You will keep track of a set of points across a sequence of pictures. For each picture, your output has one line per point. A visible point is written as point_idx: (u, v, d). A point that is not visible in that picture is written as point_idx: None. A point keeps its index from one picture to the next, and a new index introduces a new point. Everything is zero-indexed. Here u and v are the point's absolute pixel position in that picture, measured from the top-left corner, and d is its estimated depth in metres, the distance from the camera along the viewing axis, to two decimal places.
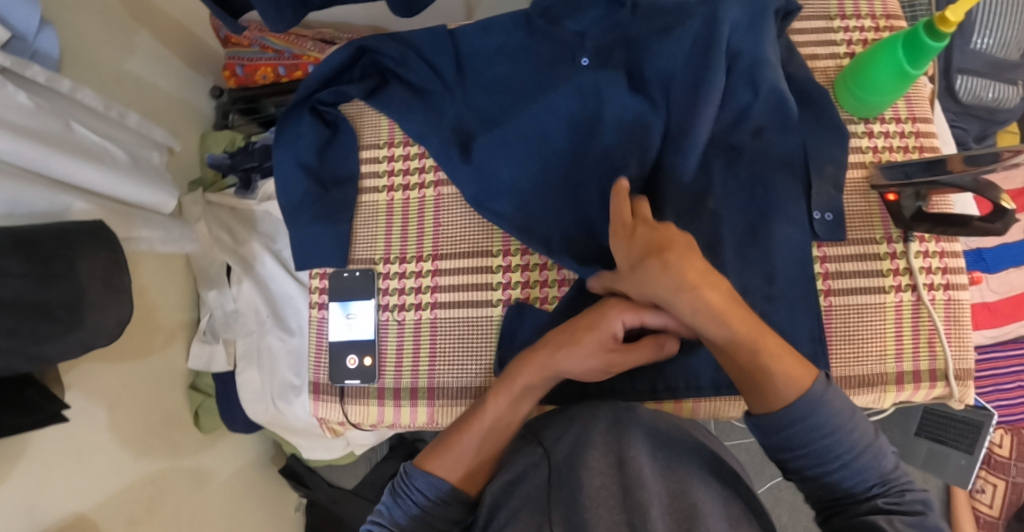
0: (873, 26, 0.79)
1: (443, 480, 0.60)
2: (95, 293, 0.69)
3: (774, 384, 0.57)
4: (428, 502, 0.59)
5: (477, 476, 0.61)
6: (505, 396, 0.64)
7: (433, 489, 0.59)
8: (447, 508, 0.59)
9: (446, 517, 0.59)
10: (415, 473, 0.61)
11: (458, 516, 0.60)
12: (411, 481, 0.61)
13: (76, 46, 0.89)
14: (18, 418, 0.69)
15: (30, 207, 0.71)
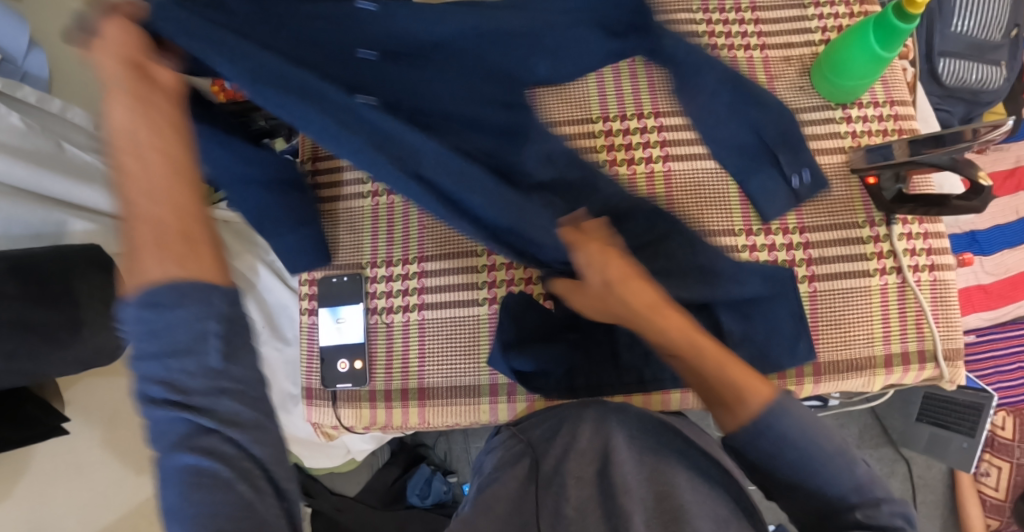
0: (847, 12, 0.79)
1: (162, 289, 0.42)
2: (95, 314, 0.70)
3: (728, 393, 0.52)
4: (166, 335, 0.42)
5: (179, 248, 0.43)
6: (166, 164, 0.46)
7: (155, 298, 0.42)
8: (188, 309, 0.42)
9: (196, 332, 0.42)
10: (127, 307, 0.42)
11: (205, 311, 0.42)
12: (130, 314, 0.42)
13: (66, 68, 0.90)
14: (18, 433, 0.70)
15: (24, 227, 0.72)
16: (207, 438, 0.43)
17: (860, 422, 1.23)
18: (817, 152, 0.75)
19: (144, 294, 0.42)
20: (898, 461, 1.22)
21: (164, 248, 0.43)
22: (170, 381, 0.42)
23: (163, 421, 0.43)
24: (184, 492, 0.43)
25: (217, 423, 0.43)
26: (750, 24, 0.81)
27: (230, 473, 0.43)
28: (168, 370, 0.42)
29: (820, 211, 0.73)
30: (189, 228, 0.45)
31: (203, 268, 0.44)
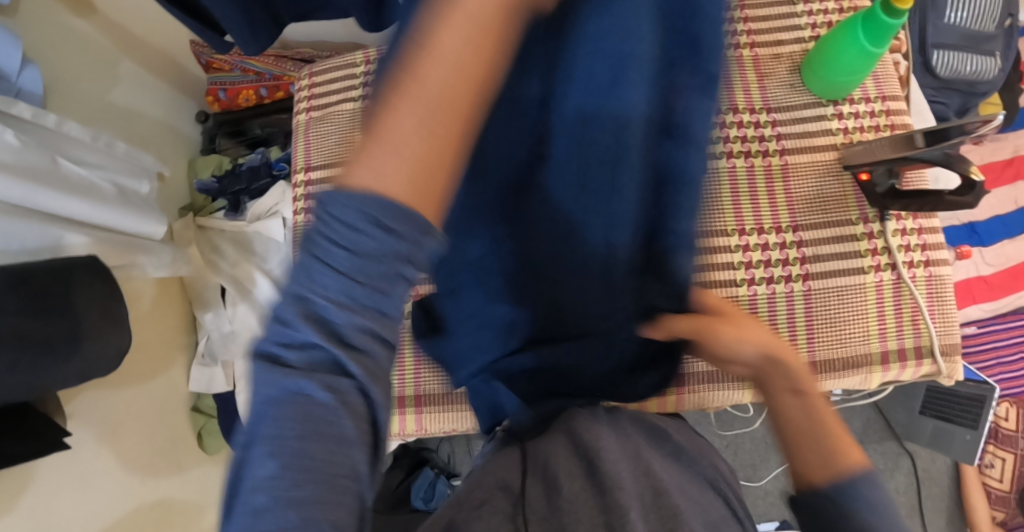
0: (836, 8, 0.79)
1: (371, 197, 0.30)
2: (94, 323, 0.71)
3: (830, 452, 0.46)
4: (368, 255, 0.30)
5: (425, 183, 0.32)
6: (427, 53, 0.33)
7: (365, 208, 0.30)
8: (400, 241, 0.30)
9: (391, 269, 0.31)
10: (331, 197, 0.31)
11: (415, 253, 0.31)
12: (329, 205, 0.30)
13: (62, 83, 0.91)
14: (17, 447, 0.69)
15: (21, 242, 0.73)
16: (343, 378, 0.30)
17: (863, 417, 1.23)
18: (810, 150, 0.75)
19: (356, 195, 0.30)
20: (902, 455, 1.22)
21: (401, 163, 0.31)
22: (312, 299, 0.30)
23: (306, 345, 0.30)
24: (293, 432, 0.29)
25: (363, 374, 0.30)
26: (740, 21, 0.80)
27: (353, 433, 0.30)
28: (325, 276, 0.30)
29: (814, 209, 0.73)
30: (428, 161, 0.32)
31: (425, 202, 0.32)
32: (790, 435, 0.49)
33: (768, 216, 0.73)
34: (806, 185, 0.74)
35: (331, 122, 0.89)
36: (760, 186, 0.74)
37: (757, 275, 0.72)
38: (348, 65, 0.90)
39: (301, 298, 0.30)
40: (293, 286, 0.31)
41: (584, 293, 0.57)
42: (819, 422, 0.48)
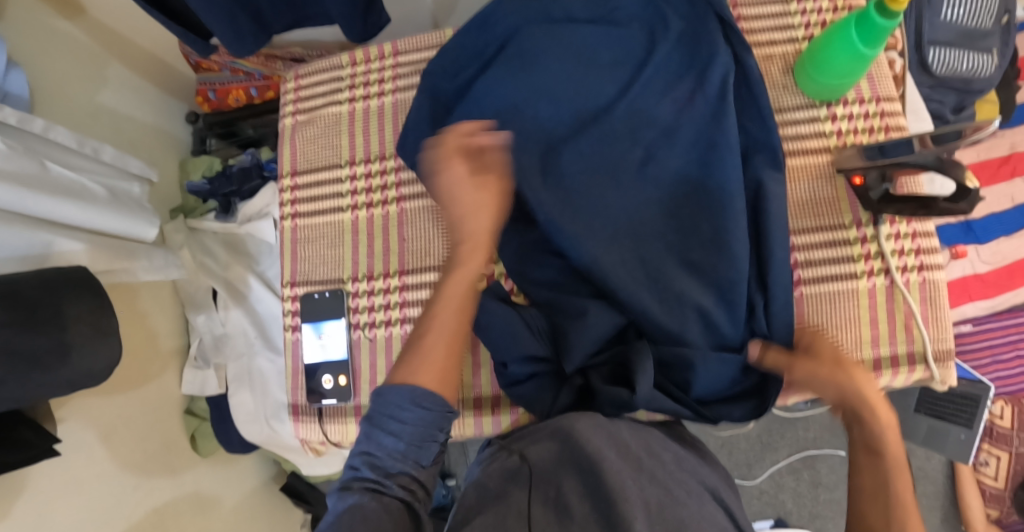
0: (833, 6, 0.77)
1: (415, 392, 0.54)
2: (84, 338, 0.70)
3: (895, 524, 0.54)
4: (407, 424, 0.53)
5: (449, 380, 0.56)
6: (451, 303, 0.61)
7: (415, 398, 0.53)
8: (431, 413, 0.53)
9: (425, 432, 0.53)
10: (386, 390, 0.54)
11: (438, 421, 0.54)
12: (386, 401, 0.54)
13: (48, 86, 0.90)
14: (11, 455, 0.69)
15: (9, 248, 0.72)
16: None
17: None
18: (801, 153, 0.74)
19: (405, 390, 0.54)
20: None
21: (430, 369, 0.56)
22: (373, 454, 0.53)
23: (363, 477, 0.52)
24: None
25: (403, 494, 0.51)
26: None
27: None
28: (387, 439, 0.53)
29: (805, 213, 0.72)
30: (448, 354, 0.58)
31: (448, 382, 0.56)
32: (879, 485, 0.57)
33: None
34: (799, 189, 0.73)
35: (317, 125, 0.88)
36: None
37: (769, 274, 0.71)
38: (335, 67, 0.89)
39: (366, 455, 0.53)
40: (359, 446, 0.54)
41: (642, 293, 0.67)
42: (890, 492, 0.56)
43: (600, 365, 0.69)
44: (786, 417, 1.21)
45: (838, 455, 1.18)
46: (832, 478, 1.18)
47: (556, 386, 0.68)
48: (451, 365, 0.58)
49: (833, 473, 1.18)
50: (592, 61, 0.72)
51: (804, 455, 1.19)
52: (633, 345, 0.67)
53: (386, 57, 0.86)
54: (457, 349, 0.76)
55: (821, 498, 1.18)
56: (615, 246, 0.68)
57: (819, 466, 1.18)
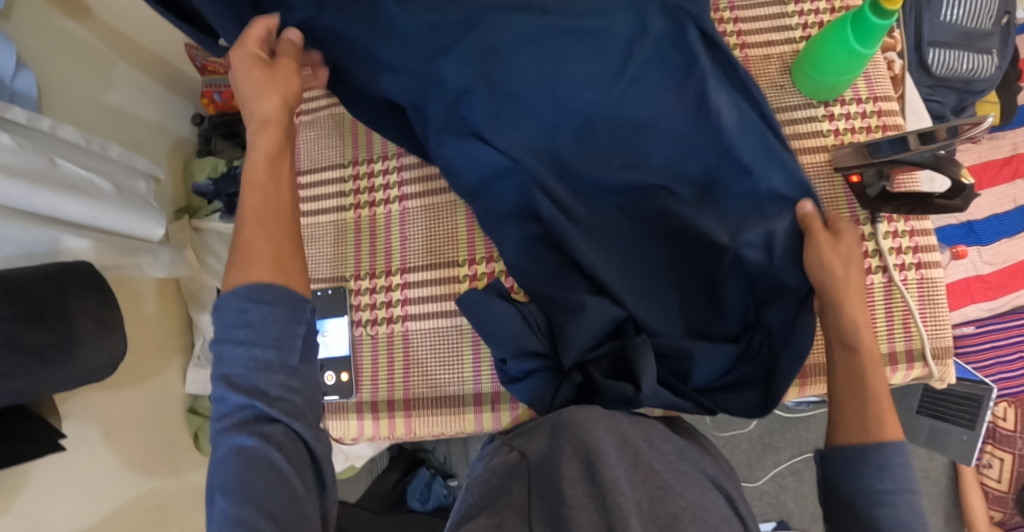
0: (828, 8, 0.78)
1: (249, 288, 0.47)
2: (88, 331, 0.71)
3: (867, 420, 0.55)
4: (255, 327, 0.45)
5: (284, 263, 0.50)
6: (262, 182, 0.55)
7: (253, 296, 0.46)
8: (275, 307, 0.46)
9: (284, 332, 0.46)
10: (222, 301, 0.47)
11: (291, 315, 0.47)
12: (224, 309, 0.47)
13: (55, 86, 0.91)
14: (15, 449, 0.70)
15: (17, 245, 0.73)
16: (267, 427, 0.44)
17: None
18: (800, 152, 0.75)
19: (240, 291, 0.47)
20: None
21: (261, 264, 0.49)
22: (230, 376, 0.45)
23: (234, 406, 0.45)
24: (241, 476, 0.43)
25: (280, 414, 0.45)
26: (729, 22, 0.80)
27: (284, 462, 0.44)
28: (247, 360, 0.45)
29: None
30: (279, 250, 0.51)
31: (283, 266, 0.50)
32: (851, 380, 0.59)
33: None
34: None
35: (321, 125, 0.88)
36: None
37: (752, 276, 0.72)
38: None
39: (223, 378, 0.45)
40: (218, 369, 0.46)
41: (641, 298, 0.71)
42: (864, 381, 0.58)
43: (600, 359, 0.69)
44: (787, 418, 1.21)
45: None
46: None
47: (557, 382, 0.68)
48: (286, 253, 0.51)
49: None
50: (572, 59, 0.67)
51: (805, 456, 1.19)
52: (631, 338, 0.67)
53: None
54: (461, 345, 0.76)
55: None
56: (614, 249, 0.72)
57: None
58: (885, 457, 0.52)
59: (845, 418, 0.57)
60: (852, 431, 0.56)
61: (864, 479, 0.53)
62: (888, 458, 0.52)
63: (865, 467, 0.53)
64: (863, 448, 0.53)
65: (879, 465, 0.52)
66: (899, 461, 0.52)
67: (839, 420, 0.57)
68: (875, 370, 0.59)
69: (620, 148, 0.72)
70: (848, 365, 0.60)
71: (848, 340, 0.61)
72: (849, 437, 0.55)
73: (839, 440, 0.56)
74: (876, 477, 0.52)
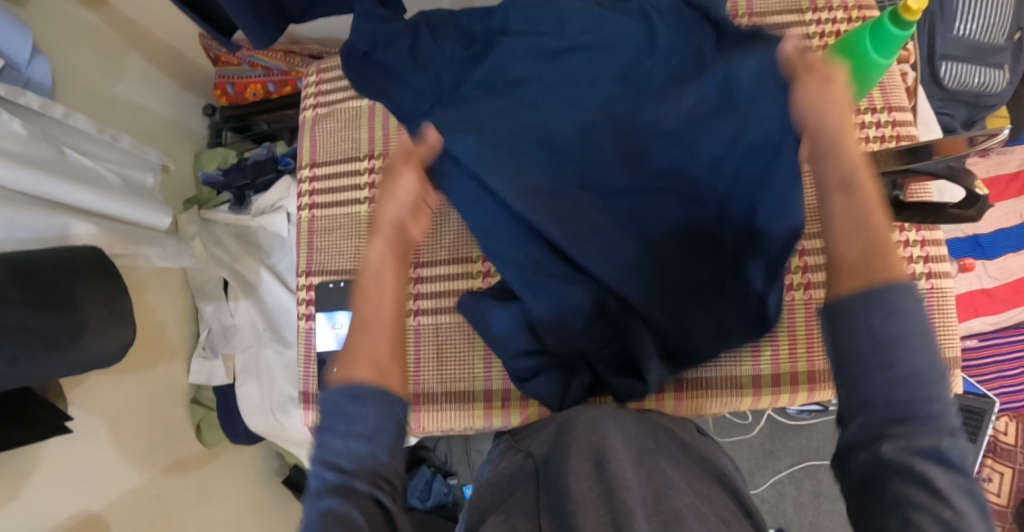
0: (845, 17, 0.79)
1: (351, 387, 0.49)
2: (96, 319, 0.71)
3: (875, 261, 0.44)
4: (355, 419, 0.48)
5: (388, 372, 0.51)
6: (376, 280, 0.56)
7: (353, 393, 0.48)
8: (375, 406, 0.48)
9: (375, 424, 0.47)
10: (326, 391, 0.49)
11: (386, 409, 0.48)
12: (328, 401, 0.49)
13: (68, 74, 0.91)
14: (17, 433, 0.69)
15: (28, 231, 0.73)
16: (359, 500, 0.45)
17: None
18: None
19: (343, 386, 0.49)
20: None
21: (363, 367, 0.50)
22: (328, 460, 0.47)
23: (328, 486, 0.46)
24: None
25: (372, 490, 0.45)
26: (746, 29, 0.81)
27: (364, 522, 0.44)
28: (344, 446, 0.47)
29: (816, 218, 0.74)
30: (381, 356, 0.51)
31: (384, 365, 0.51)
32: (859, 218, 0.46)
33: None
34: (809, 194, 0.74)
35: (338, 118, 0.89)
36: None
37: None
38: None
39: (322, 460, 0.47)
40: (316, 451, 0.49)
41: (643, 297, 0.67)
42: (864, 217, 0.46)
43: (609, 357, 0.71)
44: (789, 426, 1.21)
45: None
46: (834, 489, 1.17)
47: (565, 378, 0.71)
48: (387, 356, 0.52)
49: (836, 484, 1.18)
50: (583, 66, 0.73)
51: (806, 464, 1.19)
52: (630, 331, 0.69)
53: None
54: (472, 342, 0.77)
55: (822, 509, 1.17)
56: (625, 250, 0.68)
57: (822, 476, 1.18)
58: (899, 306, 0.41)
59: (844, 272, 0.45)
60: (855, 277, 0.44)
61: (871, 327, 0.41)
62: (897, 295, 0.41)
63: (873, 315, 0.41)
64: (868, 295, 0.42)
65: (888, 307, 0.41)
66: (913, 306, 0.41)
67: (845, 271, 0.45)
68: (869, 197, 0.47)
69: (627, 152, 0.71)
70: (841, 209, 0.47)
71: (831, 181, 0.49)
72: (849, 283, 0.44)
73: (842, 289, 0.44)
74: (882, 319, 0.41)
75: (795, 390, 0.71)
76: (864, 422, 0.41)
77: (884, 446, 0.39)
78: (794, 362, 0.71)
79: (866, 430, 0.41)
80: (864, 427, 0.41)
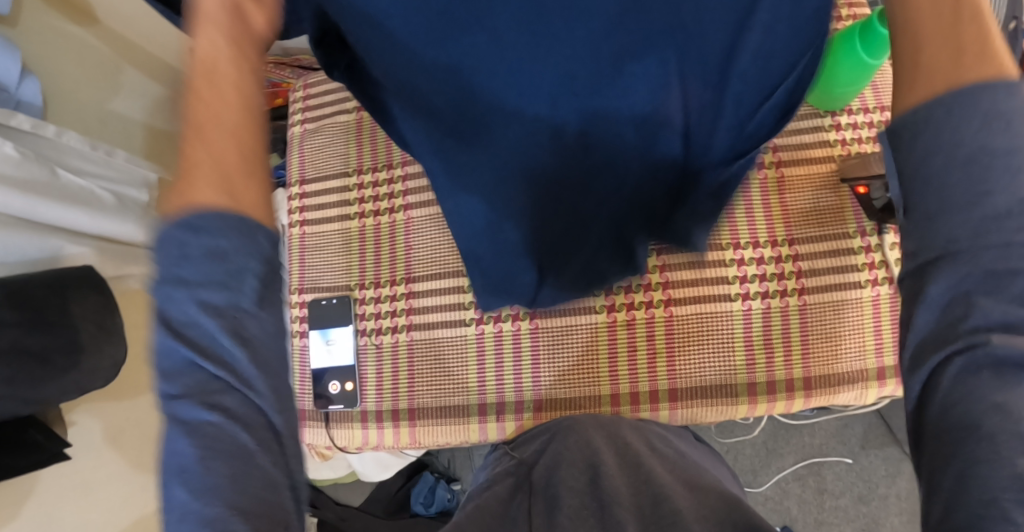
0: (835, 16, 0.78)
1: (201, 215, 0.35)
2: (90, 337, 0.71)
3: (965, 50, 0.35)
4: (201, 261, 0.35)
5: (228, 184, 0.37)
6: (205, 76, 0.39)
7: (202, 220, 0.35)
8: (229, 238, 0.35)
9: (234, 268, 0.35)
10: (162, 230, 0.35)
11: (248, 245, 0.36)
12: (166, 238, 0.35)
13: (62, 93, 0.92)
14: (17, 460, 0.70)
15: (20, 255, 0.73)
16: (222, 395, 0.35)
17: (864, 421, 1.18)
18: (807, 162, 0.74)
19: (182, 216, 0.35)
20: (904, 460, 1.17)
21: (212, 187, 0.36)
22: (174, 318, 0.35)
23: (182, 361, 0.35)
24: (200, 457, 0.34)
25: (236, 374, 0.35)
26: None
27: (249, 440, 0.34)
28: (194, 315, 0.35)
29: (810, 222, 0.73)
30: (228, 174, 0.37)
31: (239, 189, 0.37)
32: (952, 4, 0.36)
33: (761, 226, 0.74)
34: (802, 197, 0.74)
35: (325, 134, 0.88)
36: (755, 201, 0.74)
37: (752, 290, 0.72)
38: None
39: (166, 321, 0.35)
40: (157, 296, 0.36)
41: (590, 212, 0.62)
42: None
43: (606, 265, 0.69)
44: (791, 424, 1.21)
45: (845, 462, 1.18)
46: (839, 485, 1.17)
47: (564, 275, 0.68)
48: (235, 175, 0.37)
49: (839, 480, 1.17)
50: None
51: (809, 461, 1.18)
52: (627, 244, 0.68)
53: None
54: (465, 354, 0.76)
55: (826, 505, 1.17)
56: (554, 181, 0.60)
57: (826, 473, 1.18)
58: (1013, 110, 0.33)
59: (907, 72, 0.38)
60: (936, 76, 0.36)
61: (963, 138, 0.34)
62: (997, 105, 0.33)
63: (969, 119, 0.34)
64: (967, 106, 0.34)
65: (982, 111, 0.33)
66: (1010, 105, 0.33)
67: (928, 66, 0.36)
68: None
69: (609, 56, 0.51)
70: None
71: None
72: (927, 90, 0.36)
73: (916, 98, 0.36)
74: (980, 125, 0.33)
75: (791, 398, 0.71)
76: (945, 291, 0.35)
77: (981, 346, 0.33)
78: (791, 369, 0.71)
79: (949, 313, 0.35)
80: (946, 311, 0.35)
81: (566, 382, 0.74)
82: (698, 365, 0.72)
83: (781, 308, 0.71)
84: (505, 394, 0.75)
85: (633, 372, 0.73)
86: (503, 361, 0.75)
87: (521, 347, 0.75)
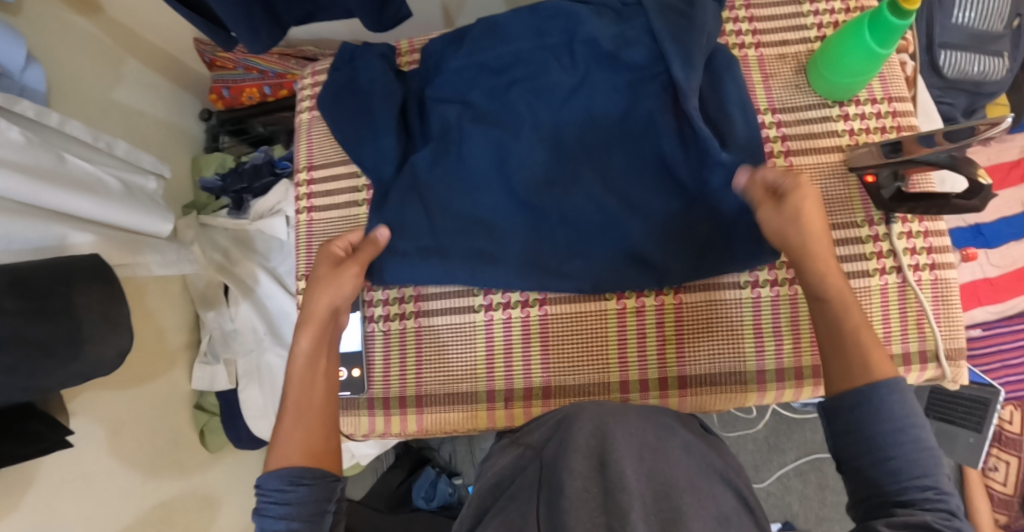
0: (843, 7, 0.79)
1: (289, 471, 0.54)
2: (94, 327, 0.70)
3: (855, 365, 0.53)
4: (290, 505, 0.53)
5: (320, 453, 0.57)
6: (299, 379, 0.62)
7: (289, 478, 0.53)
8: (312, 487, 0.54)
9: (315, 506, 0.53)
10: (265, 478, 0.54)
11: (324, 492, 0.54)
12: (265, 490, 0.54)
13: (63, 80, 0.91)
14: (17, 447, 0.69)
15: (26, 241, 0.72)
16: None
17: None
18: (815, 151, 0.75)
19: (277, 475, 0.54)
20: None
21: (301, 441, 0.57)
22: None
23: None
24: None
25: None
26: (744, 22, 0.80)
27: None
28: None
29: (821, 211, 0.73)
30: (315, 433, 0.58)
31: (316, 448, 0.57)
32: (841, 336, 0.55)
33: None
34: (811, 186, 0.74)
35: None
36: None
37: (761, 278, 0.72)
38: None
39: None
40: None
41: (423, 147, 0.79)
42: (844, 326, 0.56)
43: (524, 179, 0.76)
44: (793, 419, 1.21)
45: None
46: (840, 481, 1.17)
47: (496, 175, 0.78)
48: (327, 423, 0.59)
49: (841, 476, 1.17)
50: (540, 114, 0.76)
51: (811, 457, 1.18)
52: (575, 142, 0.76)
53: (402, 53, 0.89)
54: (470, 339, 0.76)
55: (828, 501, 1.17)
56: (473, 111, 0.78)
57: (827, 469, 1.18)
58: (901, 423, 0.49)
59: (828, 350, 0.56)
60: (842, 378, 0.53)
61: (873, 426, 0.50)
62: (885, 401, 0.50)
63: (863, 415, 0.51)
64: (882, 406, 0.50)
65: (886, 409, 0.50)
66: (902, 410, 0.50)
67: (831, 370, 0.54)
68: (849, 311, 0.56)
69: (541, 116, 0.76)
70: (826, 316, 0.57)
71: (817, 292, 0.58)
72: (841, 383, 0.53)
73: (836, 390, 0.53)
74: (876, 420, 0.50)
75: (800, 387, 0.71)
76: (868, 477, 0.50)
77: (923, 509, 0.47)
78: (800, 357, 0.71)
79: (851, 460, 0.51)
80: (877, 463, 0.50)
81: (574, 369, 0.74)
82: (706, 354, 0.72)
83: (789, 298, 0.72)
84: (513, 380, 0.75)
85: (642, 359, 0.73)
86: (509, 346, 0.76)
87: (530, 332, 0.75)
